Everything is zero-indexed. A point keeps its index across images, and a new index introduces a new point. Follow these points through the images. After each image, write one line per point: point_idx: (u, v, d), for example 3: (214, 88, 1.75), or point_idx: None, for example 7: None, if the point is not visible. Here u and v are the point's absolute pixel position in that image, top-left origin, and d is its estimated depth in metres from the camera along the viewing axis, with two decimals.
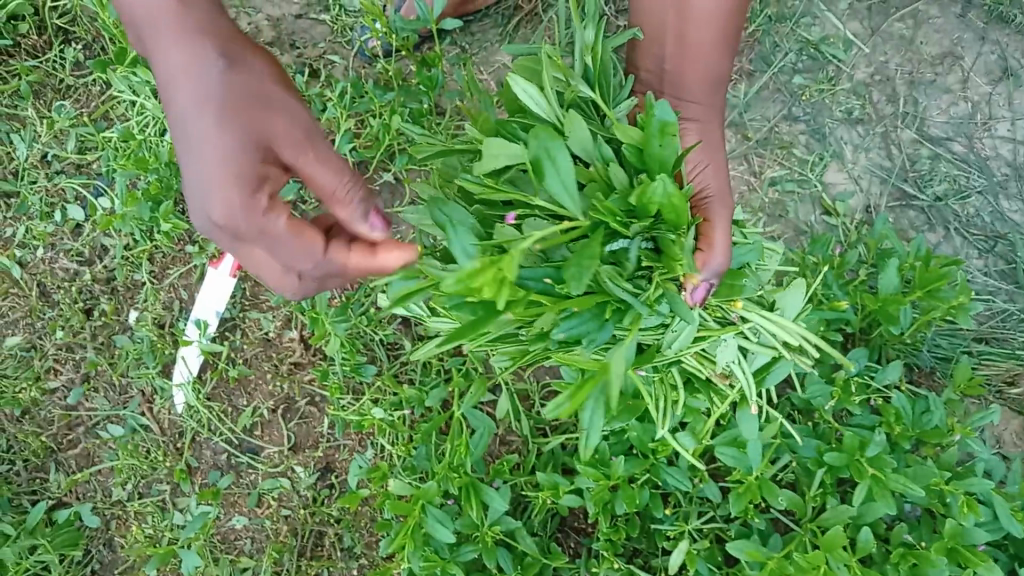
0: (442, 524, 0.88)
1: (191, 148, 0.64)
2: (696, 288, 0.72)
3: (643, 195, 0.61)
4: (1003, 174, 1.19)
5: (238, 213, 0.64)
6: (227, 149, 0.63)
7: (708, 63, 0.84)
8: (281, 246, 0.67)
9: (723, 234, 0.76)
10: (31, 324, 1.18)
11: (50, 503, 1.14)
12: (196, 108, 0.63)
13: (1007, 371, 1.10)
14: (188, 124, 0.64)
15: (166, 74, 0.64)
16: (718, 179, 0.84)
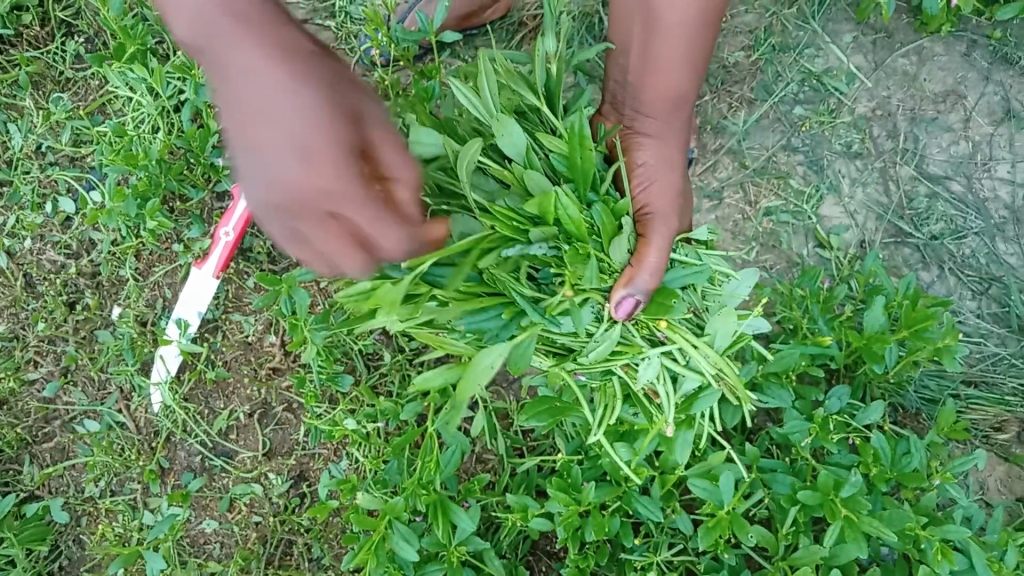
0: (407, 542, 0.87)
1: (261, 117, 0.55)
2: (623, 301, 0.77)
3: (547, 204, 0.70)
4: (1001, 217, 1.17)
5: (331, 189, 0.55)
6: (308, 127, 0.55)
7: (669, 82, 0.82)
8: (378, 223, 0.56)
9: (656, 253, 0.78)
10: (15, 314, 1.17)
11: (21, 495, 1.13)
12: (266, 77, 0.55)
13: (995, 417, 1.08)
14: (260, 95, 0.55)
15: (227, 44, 0.56)
16: (666, 195, 0.85)
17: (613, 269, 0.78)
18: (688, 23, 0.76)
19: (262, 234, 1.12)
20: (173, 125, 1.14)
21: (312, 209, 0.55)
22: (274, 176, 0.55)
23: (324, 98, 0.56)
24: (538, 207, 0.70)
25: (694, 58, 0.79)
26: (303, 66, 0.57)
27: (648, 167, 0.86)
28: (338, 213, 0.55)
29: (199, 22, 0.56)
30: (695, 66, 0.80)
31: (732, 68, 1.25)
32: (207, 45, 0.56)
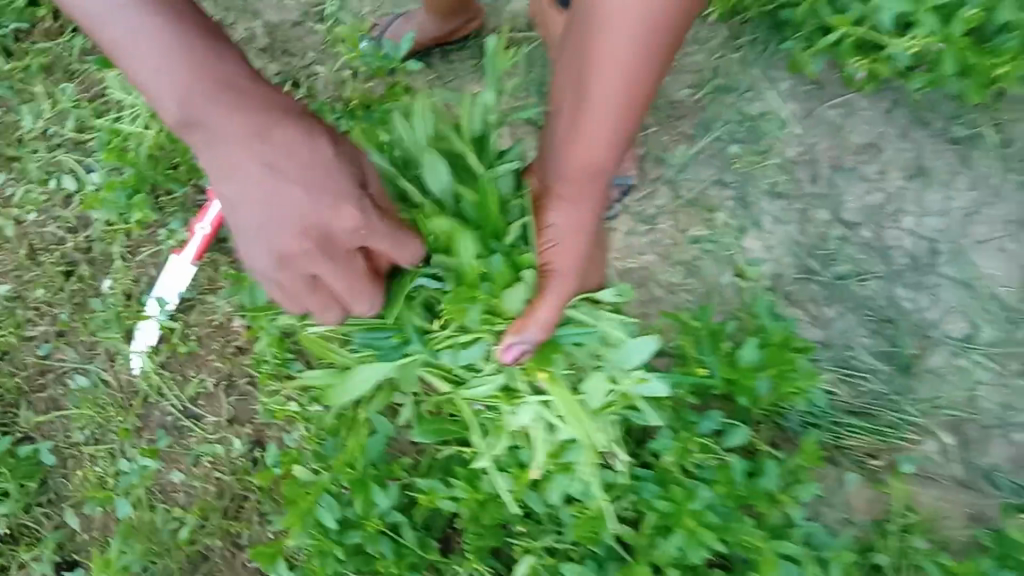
0: (330, 510, 1.05)
1: (258, 192, 0.71)
2: (510, 346, 0.94)
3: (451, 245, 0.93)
4: (901, 264, 1.30)
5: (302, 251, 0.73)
6: (266, 193, 0.71)
7: (590, 151, 0.87)
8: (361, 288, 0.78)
9: (548, 310, 0.93)
10: (19, 277, 1.33)
11: (16, 437, 1.30)
12: (264, 144, 0.71)
13: (869, 444, 1.22)
14: (269, 154, 0.71)
15: (218, 119, 0.71)
16: (569, 254, 0.93)
17: (507, 314, 0.95)
18: (616, 98, 0.82)
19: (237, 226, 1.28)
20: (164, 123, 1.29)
21: (332, 254, 0.74)
22: (286, 241, 0.72)
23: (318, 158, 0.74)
24: (443, 243, 0.94)
25: (616, 133, 0.85)
26: (282, 125, 0.73)
27: (556, 227, 0.92)
28: (322, 250, 0.73)
29: (188, 96, 0.70)
30: (615, 141, 0.86)
31: (677, 103, 1.37)
32: (198, 114, 0.71)
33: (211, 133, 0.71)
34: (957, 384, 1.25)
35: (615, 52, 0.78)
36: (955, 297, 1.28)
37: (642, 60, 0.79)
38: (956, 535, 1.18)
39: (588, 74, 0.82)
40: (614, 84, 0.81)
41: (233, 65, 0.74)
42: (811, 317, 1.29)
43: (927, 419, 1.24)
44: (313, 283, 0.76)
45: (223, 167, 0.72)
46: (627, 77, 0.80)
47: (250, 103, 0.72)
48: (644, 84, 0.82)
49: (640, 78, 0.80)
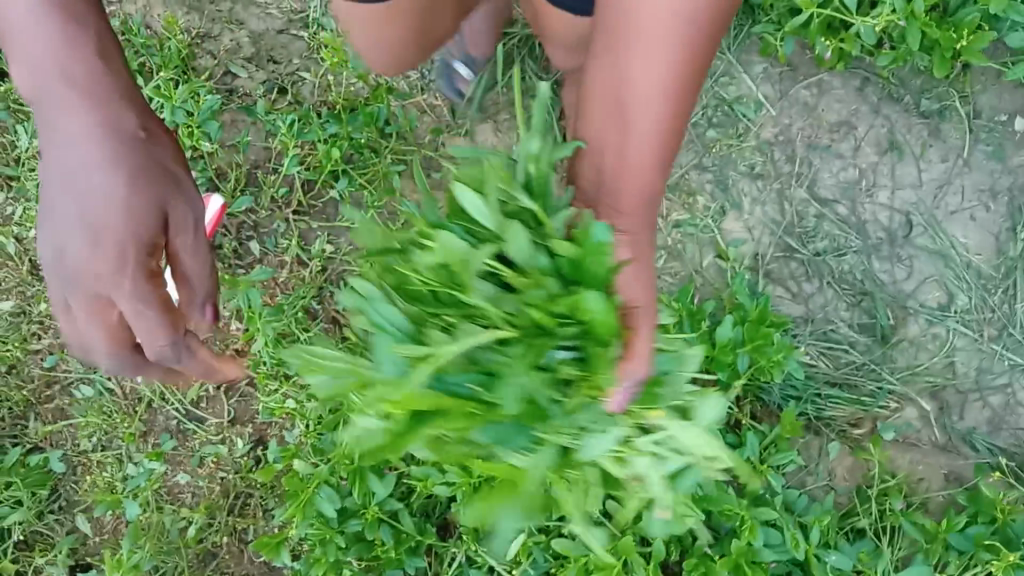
0: (330, 500, 1.09)
1: (73, 214, 0.73)
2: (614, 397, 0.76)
3: (578, 307, 0.71)
4: (878, 238, 1.33)
5: (104, 278, 0.73)
6: (116, 213, 0.73)
7: (642, 172, 0.81)
8: (143, 315, 0.73)
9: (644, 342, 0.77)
10: (22, 292, 1.37)
11: (27, 447, 1.34)
12: (172, 188, 0.78)
13: (851, 414, 1.26)
14: (60, 167, 0.74)
15: (91, 163, 0.74)
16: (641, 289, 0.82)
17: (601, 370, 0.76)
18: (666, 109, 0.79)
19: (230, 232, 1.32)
20: None
21: (137, 277, 0.73)
22: (76, 255, 0.73)
23: (128, 188, 0.74)
24: (568, 307, 0.71)
25: (664, 147, 0.81)
26: (127, 164, 0.75)
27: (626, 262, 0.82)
28: (119, 275, 0.73)
29: (37, 67, 0.73)
30: (662, 155, 0.81)
31: None
32: (38, 95, 0.74)
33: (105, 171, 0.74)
34: (935, 352, 1.29)
35: (657, 64, 0.76)
36: (930, 268, 1.31)
37: (687, 63, 0.77)
38: (932, 495, 1.24)
39: (634, 85, 0.78)
40: (660, 97, 0.78)
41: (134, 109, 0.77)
42: (791, 294, 1.33)
43: (907, 386, 1.28)
44: (97, 303, 0.73)
45: (71, 181, 0.73)
46: (670, 85, 0.77)
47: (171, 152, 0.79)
48: (689, 85, 0.79)
49: (683, 83, 0.78)
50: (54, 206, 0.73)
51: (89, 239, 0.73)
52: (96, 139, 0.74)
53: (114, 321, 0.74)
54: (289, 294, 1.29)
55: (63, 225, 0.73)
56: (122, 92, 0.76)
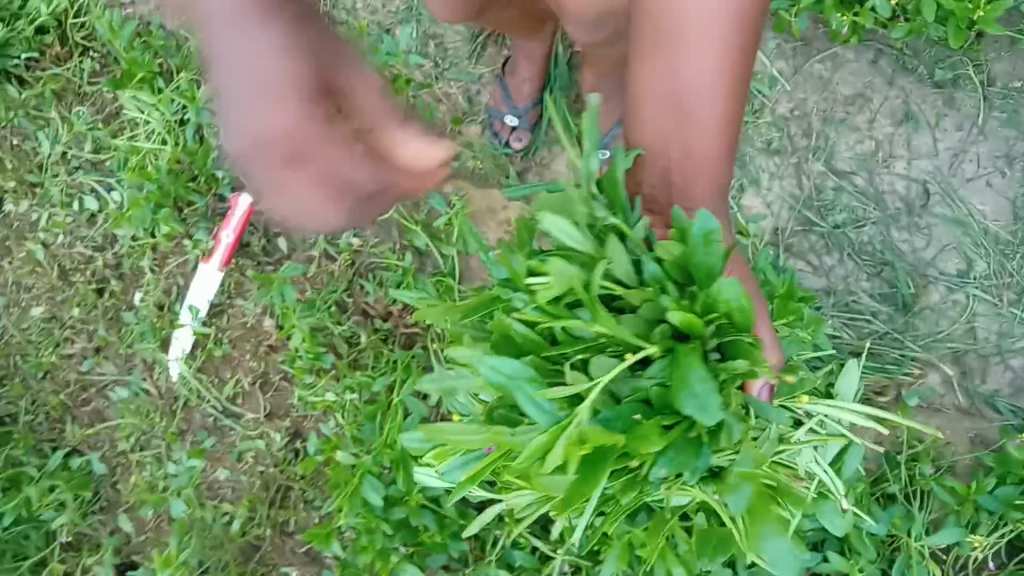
0: (375, 490, 1.11)
1: (230, 55, 0.54)
2: (760, 389, 0.83)
3: (714, 300, 0.66)
4: (896, 208, 1.34)
5: (287, 126, 0.53)
6: (272, 58, 0.54)
7: (715, 166, 0.76)
8: (352, 166, 0.55)
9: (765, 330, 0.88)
10: (52, 298, 1.39)
11: (67, 450, 1.36)
12: (316, 19, 0.57)
13: (876, 382, 1.29)
14: (210, 17, 0.54)
15: None
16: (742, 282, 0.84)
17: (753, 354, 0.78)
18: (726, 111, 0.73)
19: (257, 231, 1.34)
20: (178, 137, 1.34)
21: (325, 125, 0.54)
22: (250, 114, 0.54)
23: (285, 30, 0.54)
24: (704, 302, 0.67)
25: (731, 132, 0.75)
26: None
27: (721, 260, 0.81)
28: (324, 123, 0.54)
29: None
30: (730, 145, 0.75)
31: None
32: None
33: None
34: (955, 318, 1.31)
35: (707, 51, 0.70)
36: (948, 236, 1.33)
37: (745, 38, 0.70)
38: (960, 458, 1.26)
39: (687, 86, 0.72)
40: (719, 84, 0.71)
41: None
42: (812, 267, 1.35)
43: (929, 352, 1.30)
44: (291, 159, 0.54)
45: (219, 33, 0.54)
46: (729, 67, 0.70)
47: None
48: (746, 60, 0.71)
49: (742, 58, 0.71)
50: (226, 81, 0.54)
51: (258, 103, 0.53)
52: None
53: (310, 175, 0.54)
54: (320, 288, 1.31)
55: (224, 100, 0.54)
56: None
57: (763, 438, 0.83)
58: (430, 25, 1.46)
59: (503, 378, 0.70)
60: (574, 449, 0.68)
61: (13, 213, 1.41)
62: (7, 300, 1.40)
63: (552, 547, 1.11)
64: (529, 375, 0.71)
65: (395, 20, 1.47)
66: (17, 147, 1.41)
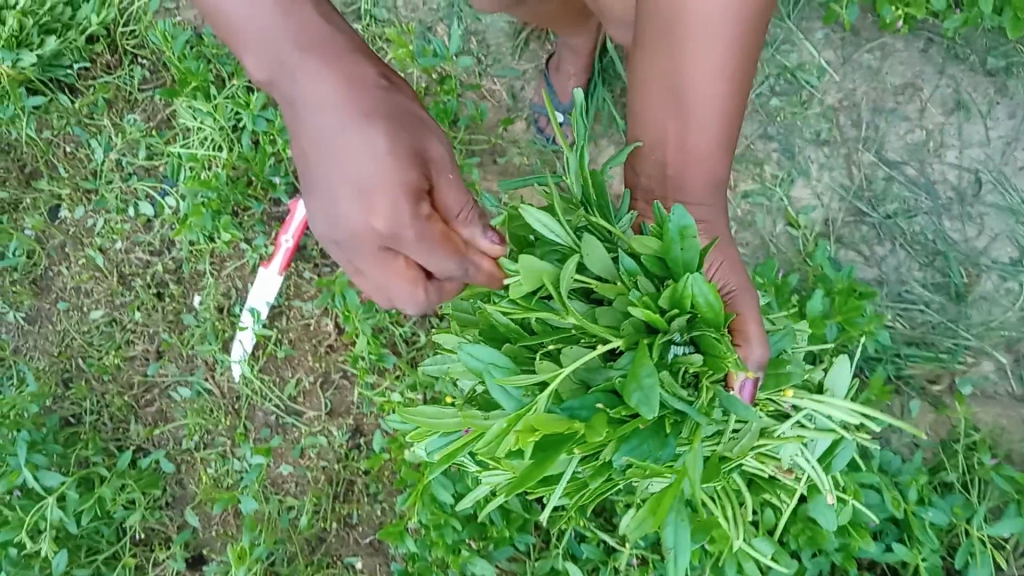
0: (444, 487, 1.12)
1: (335, 161, 0.72)
2: (744, 384, 0.76)
3: (681, 296, 0.64)
4: (948, 197, 1.35)
5: (384, 217, 0.71)
6: (375, 164, 0.71)
7: (710, 162, 0.81)
8: (433, 256, 0.74)
9: (754, 324, 0.80)
10: (112, 301, 1.42)
11: (133, 449, 1.40)
12: (414, 127, 0.75)
13: (930, 372, 1.30)
14: (327, 125, 0.72)
15: (310, 88, 0.72)
16: (734, 275, 0.84)
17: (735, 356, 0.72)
18: (724, 101, 0.77)
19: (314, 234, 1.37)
20: (233, 142, 1.37)
21: (416, 222, 0.72)
22: (353, 210, 0.72)
23: (387, 141, 0.72)
24: (671, 295, 0.65)
25: (727, 135, 0.80)
26: (382, 111, 0.73)
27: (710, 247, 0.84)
28: (411, 226, 0.72)
29: (271, 59, 0.71)
30: (728, 137, 0.80)
31: None
32: (281, 79, 0.72)
33: (324, 110, 0.72)
34: (1009, 306, 1.32)
35: (711, 59, 0.75)
36: (1000, 224, 1.33)
37: (746, 50, 0.75)
38: (1017, 447, 1.28)
39: (688, 75, 0.77)
40: (721, 89, 0.76)
41: (345, 46, 0.74)
42: (864, 258, 1.35)
43: (983, 340, 1.31)
44: (386, 249, 0.75)
45: (334, 143, 0.72)
46: (728, 75, 0.76)
47: (346, 88, 0.72)
48: (748, 67, 0.76)
49: (742, 69, 0.76)
50: (332, 179, 0.73)
51: (360, 197, 0.72)
52: (343, 95, 0.72)
53: (399, 263, 0.76)
54: None
55: (333, 190, 0.73)
56: (352, 49, 0.74)
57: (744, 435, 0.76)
58: (471, 22, 1.47)
59: (480, 366, 0.68)
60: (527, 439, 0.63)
61: (70, 219, 1.44)
62: (69, 305, 1.43)
63: (620, 541, 1.13)
64: (509, 364, 0.69)
65: (435, 17, 1.48)
66: (71, 154, 1.44)
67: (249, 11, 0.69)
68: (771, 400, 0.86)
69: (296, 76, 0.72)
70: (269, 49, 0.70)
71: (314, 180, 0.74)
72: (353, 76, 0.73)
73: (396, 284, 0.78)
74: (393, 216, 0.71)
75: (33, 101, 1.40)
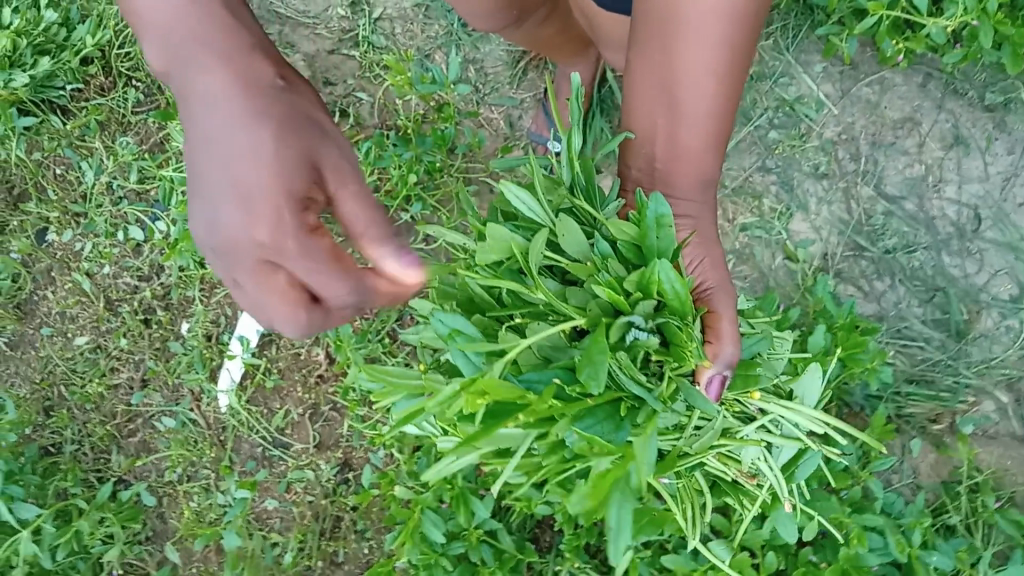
0: (436, 526, 1.07)
1: (215, 160, 0.63)
2: (711, 379, 0.72)
3: (649, 280, 0.64)
4: (947, 233, 1.33)
5: (264, 231, 0.62)
6: (256, 168, 0.62)
7: (700, 155, 0.80)
8: (319, 276, 0.63)
9: (729, 322, 0.77)
10: (97, 327, 1.39)
11: (114, 480, 1.36)
12: (309, 134, 0.64)
13: (931, 411, 1.28)
14: (212, 120, 0.63)
15: (196, 83, 0.63)
16: (717, 271, 0.82)
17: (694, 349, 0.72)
18: (714, 100, 0.76)
19: None
20: None
21: (301, 240, 0.62)
22: (230, 215, 0.62)
23: (275, 141, 0.62)
24: (639, 277, 0.64)
25: (718, 131, 0.78)
26: (274, 112, 0.63)
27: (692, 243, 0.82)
28: (288, 241, 0.62)
29: (166, 40, 0.63)
30: (718, 133, 0.79)
31: None
32: (174, 60, 0.64)
33: (207, 102, 0.63)
34: (1010, 344, 1.30)
35: (705, 52, 0.74)
36: (1000, 261, 1.32)
37: (741, 45, 0.74)
38: (1020, 488, 1.26)
39: (679, 68, 0.75)
40: (714, 81, 0.75)
41: (248, 44, 0.65)
42: (863, 293, 1.33)
43: (983, 379, 1.29)
44: (267, 264, 0.63)
45: (218, 138, 0.63)
46: (719, 70, 0.75)
47: (235, 85, 0.63)
48: (740, 63, 0.75)
49: (736, 65, 0.75)
50: (205, 181, 0.63)
51: (241, 204, 0.62)
52: (234, 94, 0.63)
53: (281, 283, 0.64)
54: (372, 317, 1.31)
55: (212, 197, 0.62)
56: (251, 44, 0.65)
57: (709, 429, 0.73)
58: (470, 50, 1.46)
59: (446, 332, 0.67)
60: (477, 400, 0.62)
61: (57, 242, 1.41)
62: (52, 331, 1.39)
63: None
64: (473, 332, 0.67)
65: (434, 45, 1.47)
66: (61, 176, 1.41)
67: (162, 2, 0.63)
68: (738, 400, 0.79)
69: (190, 72, 0.63)
70: (165, 42, 0.63)
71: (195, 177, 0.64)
72: (244, 71, 0.64)
73: (275, 307, 0.64)
74: (275, 226, 0.61)
75: (24, 121, 1.38)
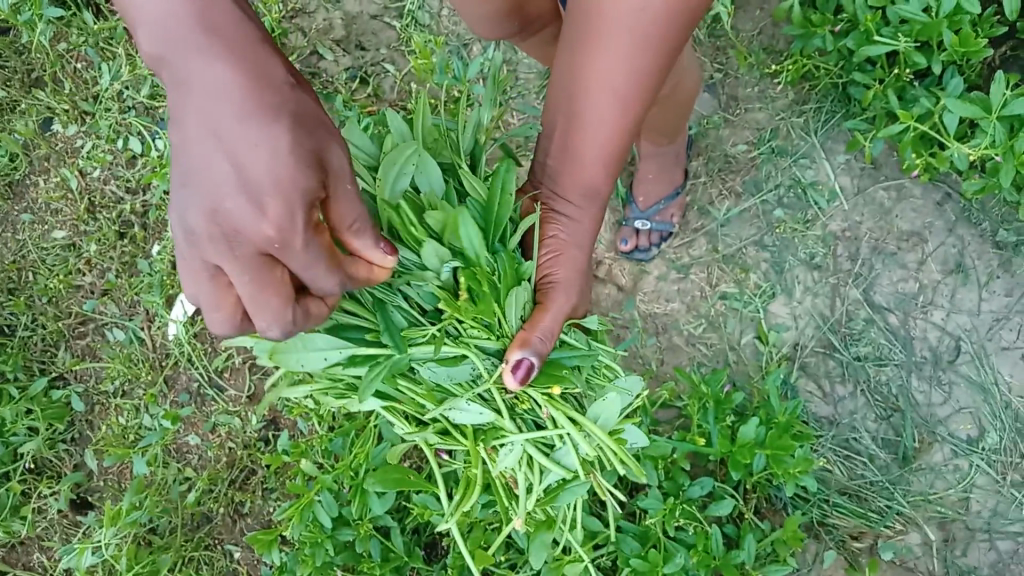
0: (327, 508, 1.08)
1: (217, 149, 0.52)
2: (512, 364, 0.75)
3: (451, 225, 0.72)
4: (922, 356, 1.30)
5: (269, 229, 0.53)
6: (266, 160, 0.52)
7: (591, 168, 0.75)
8: (314, 270, 0.55)
9: (552, 321, 0.78)
10: (76, 226, 1.41)
11: (52, 376, 1.38)
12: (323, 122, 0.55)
13: (854, 528, 1.25)
14: (204, 117, 0.52)
15: (192, 60, 0.52)
16: (574, 267, 0.83)
17: (504, 331, 0.79)
18: (614, 123, 0.70)
19: None
20: None
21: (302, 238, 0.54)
22: (230, 210, 0.53)
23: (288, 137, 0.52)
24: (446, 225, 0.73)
25: (616, 147, 0.73)
26: (289, 100, 0.53)
27: (559, 241, 0.82)
28: (293, 241, 0.53)
29: (163, 29, 0.52)
30: (616, 151, 0.73)
31: (732, 158, 1.36)
32: (171, 54, 0.53)
33: (207, 83, 0.52)
34: (953, 483, 1.27)
35: (611, 72, 0.66)
36: (967, 398, 1.29)
37: (646, 74, 0.66)
38: None
39: (582, 78, 0.68)
40: (614, 108, 0.69)
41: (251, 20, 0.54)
42: (822, 393, 1.31)
43: (916, 511, 1.26)
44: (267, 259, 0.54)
45: (220, 135, 0.52)
46: (622, 93, 0.67)
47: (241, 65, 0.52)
48: (648, 91, 0.68)
49: (646, 89, 0.68)
50: (201, 171, 0.53)
51: (249, 202, 0.52)
52: (241, 78, 0.52)
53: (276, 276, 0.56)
54: None
55: (207, 182, 0.52)
56: (257, 32, 0.54)
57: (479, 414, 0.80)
58: (506, 50, 1.44)
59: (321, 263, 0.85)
60: None
61: (61, 134, 1.43)
62: (34, 218, 1.42)
63: None
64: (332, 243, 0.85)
65: (473, 36, 1.46)
66: (79, 72, 1.43)
67: None
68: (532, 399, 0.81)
69: (188, 48, 0.52)
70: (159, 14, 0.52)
71: (188, 175, 0.53)
72: (253, 51, 0.53)
73: (267, 298, 0.56)
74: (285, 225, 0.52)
75: (53, 11, 1.39)
